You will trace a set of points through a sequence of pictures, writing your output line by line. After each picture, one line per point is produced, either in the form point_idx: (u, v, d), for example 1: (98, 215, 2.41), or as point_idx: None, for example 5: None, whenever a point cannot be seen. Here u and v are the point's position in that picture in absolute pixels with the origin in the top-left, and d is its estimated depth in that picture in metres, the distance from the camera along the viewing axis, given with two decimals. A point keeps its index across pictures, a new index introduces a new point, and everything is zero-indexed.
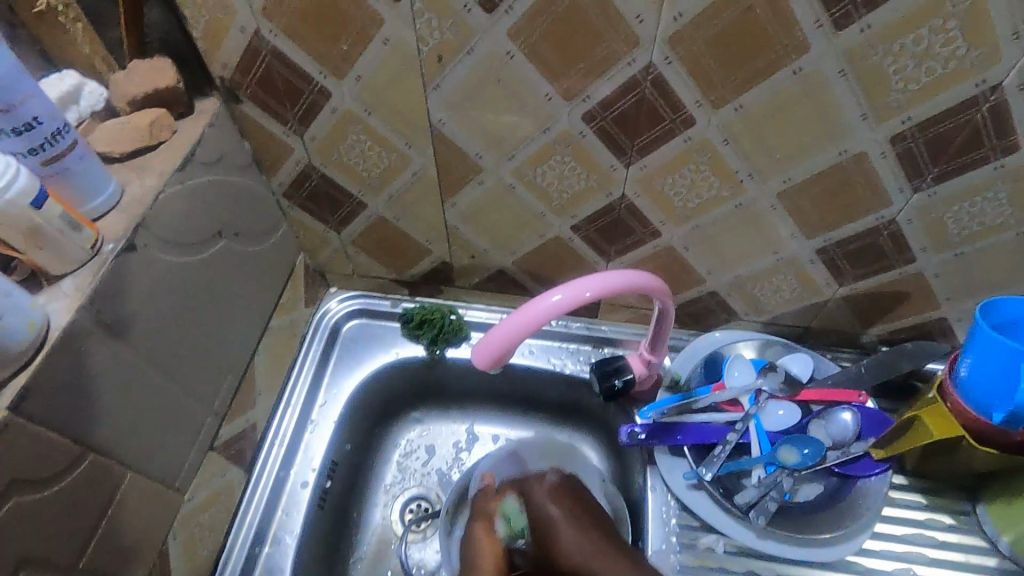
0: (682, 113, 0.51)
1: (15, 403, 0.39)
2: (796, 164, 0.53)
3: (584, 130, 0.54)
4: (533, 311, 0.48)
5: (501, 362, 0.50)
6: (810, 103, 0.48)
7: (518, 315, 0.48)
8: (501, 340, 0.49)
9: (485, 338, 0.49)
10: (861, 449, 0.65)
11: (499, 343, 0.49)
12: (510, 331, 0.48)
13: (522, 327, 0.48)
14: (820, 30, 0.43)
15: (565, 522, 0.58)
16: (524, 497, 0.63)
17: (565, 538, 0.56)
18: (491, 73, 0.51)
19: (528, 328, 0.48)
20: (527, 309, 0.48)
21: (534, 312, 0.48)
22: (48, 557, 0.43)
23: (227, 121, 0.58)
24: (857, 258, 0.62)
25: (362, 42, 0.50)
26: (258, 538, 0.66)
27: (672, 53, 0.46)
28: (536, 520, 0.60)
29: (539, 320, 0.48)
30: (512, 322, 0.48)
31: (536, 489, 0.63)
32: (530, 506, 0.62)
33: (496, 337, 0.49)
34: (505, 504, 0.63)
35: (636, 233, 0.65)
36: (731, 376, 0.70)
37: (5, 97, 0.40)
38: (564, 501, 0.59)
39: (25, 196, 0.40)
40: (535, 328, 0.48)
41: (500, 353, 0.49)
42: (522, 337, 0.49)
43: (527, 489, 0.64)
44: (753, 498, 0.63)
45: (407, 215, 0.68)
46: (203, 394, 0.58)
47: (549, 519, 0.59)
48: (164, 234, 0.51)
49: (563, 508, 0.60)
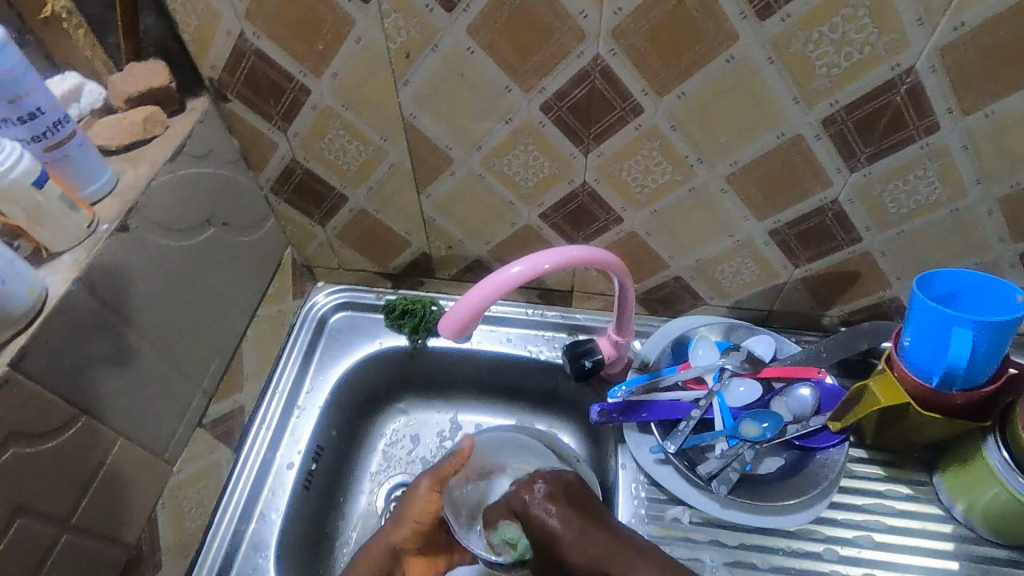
0: (631, 101, 0.55)
1: (14, 361, 0.43)
2: (739, 147, 0.58)
3: (543, 120, 0.59)
4: (492, 282, 0.52)
5: (467, 331, 0.54)
6: (745, 88, 0.52)
7: (479, 288, 0.52)
8: (464, 312, 0.52)
9: (451, 312, 0.53)
10: (819, 421, 0.68)
11: (464, 311, 0.52)
12: (475, 302, 0.52)
13: (483, 299, 0.52)
14: (745, 21, 0.47)
15: (568, 537, 0.57)
16: (526, 524, 0.61)
17: (573, 556, 0.56)
18: (455, 68, 0.55)
19: (487, 300, 0.52)
20: (489, 282, 0.52)
21: (496, 282, 0.52)
22: (43, 510, 0.47)
23: (216, 119, 0.63)
24: (808, 238, 0.66)
25: (337, 41, 0.55)
26: (245, 516, 0.69)
27: (617, 44, 0.51)
28: (539, 540, 0.59)
29: (501, 290, 0.52)
30: (474, 296, 0.52)
31: (525, 500, 0.62)
32: (527, 523, 0.61)
33: (459, 312, 0.53)
34: (506, 530, 0.62)
35: (600, 219, 0.69)
36: (696, 356, 0.74)
37: (13, 89, 0.45)
38: (545, 488, 0.62)
39: (28, 176, 0.45)
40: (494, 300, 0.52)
41: (466, 322, 0.53)
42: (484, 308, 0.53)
43: (522, 509, 0.61)
44: (715, 468, 0.66)
45: (386, 207, 0.73)
46: (192, 372, 0.62)
47: (551, 534, 0.58)
48: (155, 219, 0.56)
49: (565, 521, 0.58)
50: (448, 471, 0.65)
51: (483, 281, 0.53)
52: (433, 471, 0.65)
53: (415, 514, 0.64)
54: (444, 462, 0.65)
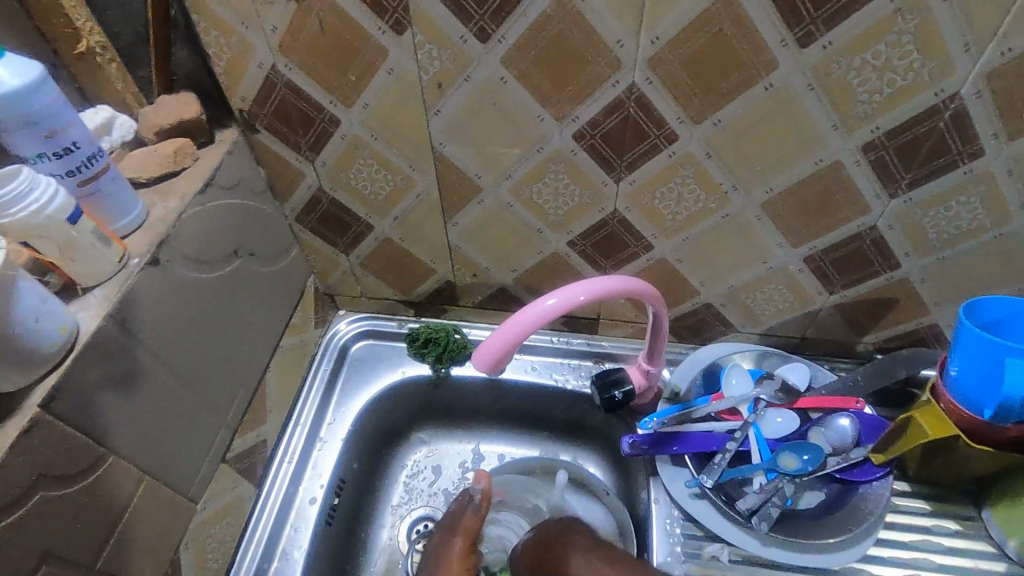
0: (666, 129, 0.55)
1: (45, 401, 0.42)
2: (776, 175, 0.57)
3: (575, 148, 0.58)
4: (529, 314, 0.50)
5: (501, 364, 0.52)
6: (784, 115, 0.52)
7: (515, 319, 0.51)
8: (501, 342, 0.51)
9: (486, 343, 0.51)
10: (861, 454, 0.65)
11: (500, 340, 0.51)
12: (511, 331, 0.51)
13: (518, 331, 0.50)
14: (785, 48, 0.47)
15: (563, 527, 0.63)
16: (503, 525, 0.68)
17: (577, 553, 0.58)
18: (488, 97, 0.55)
19: (524, 332, 0.51)
20: (525, 313, 0.50)
21: (529, 313, 0.50)
22: (69, 555, 0.45)
23: (244, 149, 0.63)
24: (844, 265, 0.64)
25: (369, 72, 0.55)
26: (267, 554, 0.67)
27: (653, 73, 0.51)
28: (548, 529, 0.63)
29: (537, 322, 0.50)
30: (508, 329, 0.51)
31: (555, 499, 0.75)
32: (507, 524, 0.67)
33: (501, 339, 0.51)
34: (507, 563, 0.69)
35: (629, 246, 0.68)
36: (729, 386, 0.72)
37: (50, 124, 0.45)
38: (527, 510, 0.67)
39: (62, 212, 0.44)
40: (529, 332, 0.51)
41: (502, 352, 0.51)
42: (519, 340, 0.51)
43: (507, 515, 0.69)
44: (755, 504, 0.64)
45: (412, 235, 0.72)
46: (216, 406, 0.61)
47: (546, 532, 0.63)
48: (184, 251, 0.55)
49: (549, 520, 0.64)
50: (476, 527, 0.66)
51: (520, 313, 0.51)
52: (464, 528, 0.66)
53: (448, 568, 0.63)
54: (468, 518, 0.66)
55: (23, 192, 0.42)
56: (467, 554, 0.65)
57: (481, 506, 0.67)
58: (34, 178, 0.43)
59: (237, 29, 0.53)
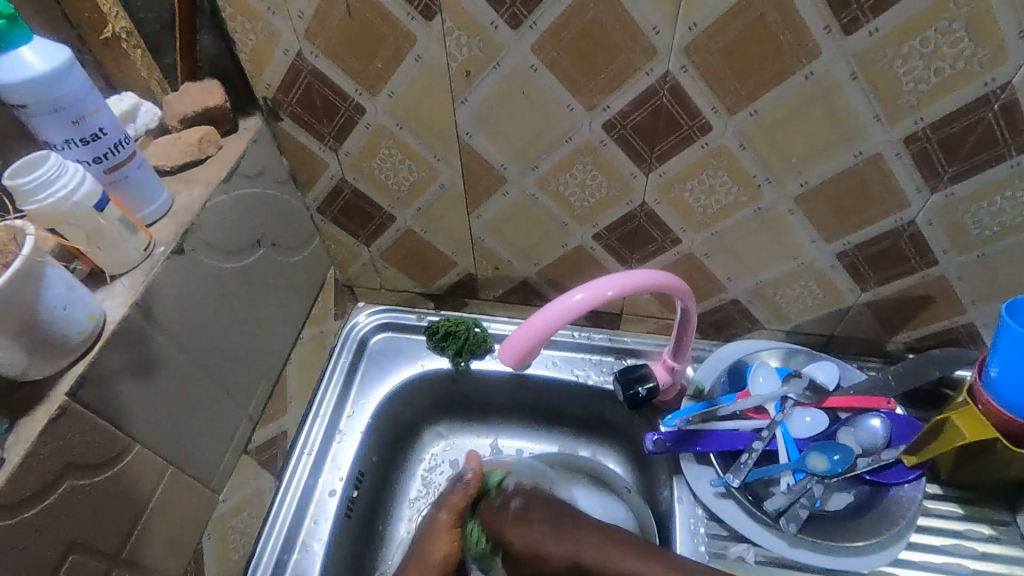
0: (699, 120, 0.53)
1: (74, 390, 0.42)
2: (812, 167, 0.55)
3: (605, 139, 0.57)
4: (575, 300, 0.49)
5: (534, 351, 0.51)
6: (824, 105, 0.50)
7: (558, 303, 0.50)
8: (544, 323, 0.49)
9: (529, 323, 0.50)
10: (892, 455, 0.64)
11: (542, 322, 0.49)
12: (552, 316, 0.49)
13: (567, 311, 0.49)
14: (829, 35, 0.45)
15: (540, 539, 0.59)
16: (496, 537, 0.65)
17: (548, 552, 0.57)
18: (516, 86, 0.54)
19: (567, 315, 0.49)
20: (560, 302, 0.49)
21: (572, 301, 0.49)
22: (95, 544, 0.45)
23: (267, 138, 0.63)
24: (878, 262, 0.63)
25: (396, 60, 0.54)
26: (286, 545, 0.67)
27: (688, 61, 0.49)
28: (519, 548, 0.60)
29: (574, 308, 0.49)
30: (556, 309, 0.49)
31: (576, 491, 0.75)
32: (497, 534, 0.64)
33: (516, 344, 0.50)
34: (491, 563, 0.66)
35: (656, 240, 0.66)
36: (755, 384, 0.70)
37: (78, 109, 0.45)
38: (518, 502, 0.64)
39: (90, 198, 0.43)
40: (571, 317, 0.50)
41: (542, 334, 0.50)
42: (567, 320, 0.50)
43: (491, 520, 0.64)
44: (783, 504, 0.63)
45: (434, 227, 0.71)
46: (239, 397, 0.61)
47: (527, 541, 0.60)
48: (207, 240, 0.54)
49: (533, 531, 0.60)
50: (463, 504, 0.66)
51: (558, 301, 0.50)
52: (450, 504, 0.66)
53: (433, 549, 0.64)
54: (456, 495, 0.67)
55: (50, 178, 0.42)
56: (453, 526, 0.65)
57: (470, 485, 0.67)
58: (61, 165, 0.42)
59: (263, 15, 0.52)
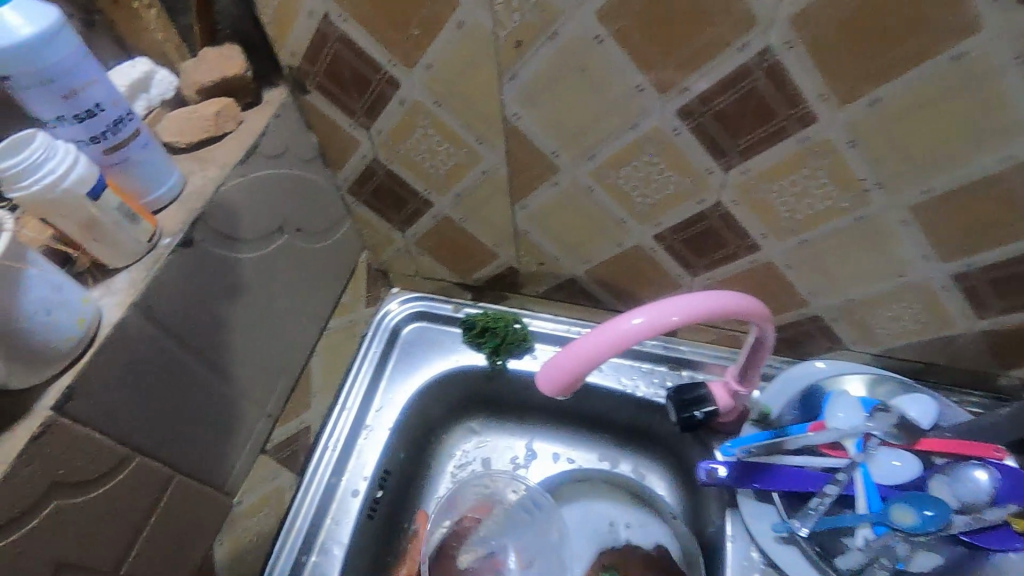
0: (800, 108, 0.43)
1: (60, 403, 0.38)
2: (939, 174, 0.44)
3: (678, 127, 0.47)
4: (664, 308, 0.42)
5: (606, 358, 0.42)
6: (971, 96, 0.38)
7: (649, 310, 0.42)
8: (637, 329, 0.42)
9: (617, 325, 0.42)
10: (998, 516, 0.52)
11: (635, 330, 0.41)
12: (646, 327, 0.42)
13: (656, 320, 0.42)
14: (997, 4, 0.34)
15: None
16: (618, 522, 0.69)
17: None
18: (576, 61, 0.45)
19: (657, 323, 0.42)
20: (652, 310, 0.42)
21: (657, 311, 0.42)
22: (87, 563, 0.42)
23: (293, 112, 0.56)
24: (1008, 287, 0.50)
25: (434, 27, 0.46)
26: (305, 545, 0.63)
27: (796, 36, 0.39)
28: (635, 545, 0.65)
29: (666, 315, 0.42)
30: (644, 315, 0.42)
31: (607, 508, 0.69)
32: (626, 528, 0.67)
33: (597, 347, 0.41)
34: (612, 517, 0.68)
35: (728, 246, 0.57)
36: (833, 417, 0.59)
37: (70, 82, 0.39)
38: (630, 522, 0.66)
39: (82, 185, 0.38)
40: (662, 325, 0.42)
41: (631, 338, 0.42)
42: (655, 329, 0.42)
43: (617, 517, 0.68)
44: (858, 563, 0.55)
45: (474, 215, 0.64)
46: (254, 397, 0.56)
47: None
48: (221, 229, 0.49)
49: None
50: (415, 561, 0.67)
51: (645, 308, 0.42)
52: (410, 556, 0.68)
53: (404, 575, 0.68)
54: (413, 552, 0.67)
55: (37, 162, 0.37)
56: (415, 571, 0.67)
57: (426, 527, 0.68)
58: (51, 145, 0.37)
59: None
